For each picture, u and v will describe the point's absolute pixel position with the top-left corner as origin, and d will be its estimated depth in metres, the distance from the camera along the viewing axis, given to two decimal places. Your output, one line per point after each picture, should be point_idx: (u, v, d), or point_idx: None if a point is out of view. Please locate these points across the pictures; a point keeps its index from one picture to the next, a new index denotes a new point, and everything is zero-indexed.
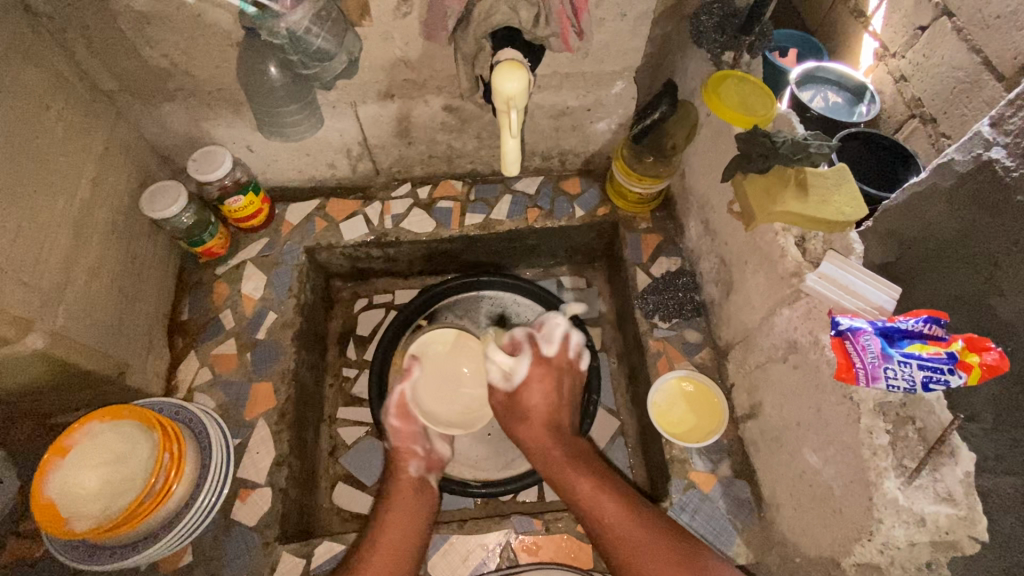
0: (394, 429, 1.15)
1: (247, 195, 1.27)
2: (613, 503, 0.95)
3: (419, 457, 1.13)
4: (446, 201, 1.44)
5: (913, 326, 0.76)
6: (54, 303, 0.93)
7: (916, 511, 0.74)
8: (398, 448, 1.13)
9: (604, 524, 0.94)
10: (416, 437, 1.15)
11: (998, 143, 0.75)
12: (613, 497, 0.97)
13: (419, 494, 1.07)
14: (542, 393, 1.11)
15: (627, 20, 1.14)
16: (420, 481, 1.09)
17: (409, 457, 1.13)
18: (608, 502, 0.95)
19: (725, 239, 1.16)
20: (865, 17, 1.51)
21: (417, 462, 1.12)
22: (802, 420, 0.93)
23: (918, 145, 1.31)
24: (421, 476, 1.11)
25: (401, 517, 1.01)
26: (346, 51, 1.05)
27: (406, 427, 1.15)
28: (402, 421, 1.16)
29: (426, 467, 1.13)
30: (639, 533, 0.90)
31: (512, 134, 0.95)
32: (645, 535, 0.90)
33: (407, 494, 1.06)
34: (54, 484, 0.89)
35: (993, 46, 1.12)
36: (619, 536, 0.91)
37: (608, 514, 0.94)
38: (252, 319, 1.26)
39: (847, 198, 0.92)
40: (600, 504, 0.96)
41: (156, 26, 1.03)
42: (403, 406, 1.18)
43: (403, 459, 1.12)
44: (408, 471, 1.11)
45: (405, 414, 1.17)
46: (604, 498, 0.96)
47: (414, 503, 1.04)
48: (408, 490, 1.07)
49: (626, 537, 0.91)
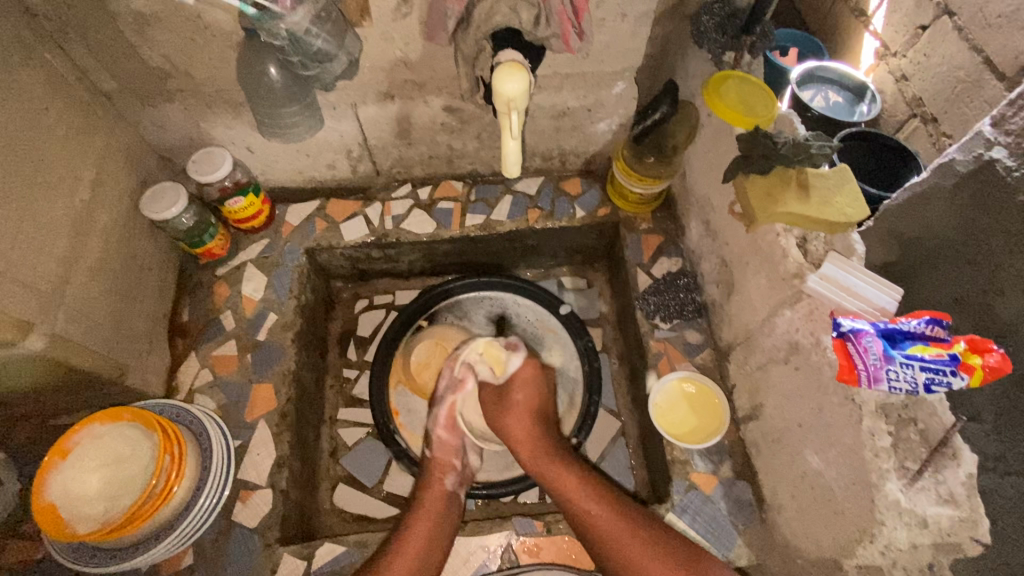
0: (439, 439, 1.21)
1: (248, 196, 1.27)
2: (604, 505, 1.02)
3: (455, 471, 1.18)
4: (447, 202, 1.44)
5: (916, 327, 0.76)
6: (53, 305, 0.93)
7: (918, 513, 0.74)
8: (437, 458, 1.18)
9: (594, 525, 1.00)
10: (456, 450, 1.20)
11: (999, 143, 0.75)
12: (600, 497, 1.03)
13: (448, 503, 1.11)
14: (534, 392, 1.19)
15: (628, 20, 1.13)
16: (451, 492, 1.14)
17: (444, 470, 1.17)
18: (595, 503, 1.02)
19: (726, 239, 1.16)
20: (865, 16, 1.51)
21: (452, 476, 1.17)
22: (803, 421, 0.93)
23: (919, 145, 1.31)
24: (453, 489, 1.15)
25: (428, 521, 1.05)
26: (346, 52, 1.04)
27: (450, 439, 1.21)
28: (448, 433, 1.21)
29: (460, 481, 1.18)
30: (627, 531, 0.97)
31: (512, 135, 0.95)
32: (635, 534, 0.96)
33: (437, 503, 1.10)
34: (54, 487, 0.89)
35: (994, 46, 1.12)
36: (610, 535, 0.98)
37: (597, 514, 1.01)
38: (252, 321, 1.26)
39: (849, 199, 0.92)
40: (586, 504, 1.03)
41: (156, 27, 1.02)
42: (450, 416, 1.23)
43: (441, 470, 1.17)
44: (442, 483, 1.15)
45: (452, 426, 1.22)
46: (590, 499, 1.04)
47: (441, 510, 1.09)
48: (439, 500, 1.11)
49: (617, 537, 0.97)
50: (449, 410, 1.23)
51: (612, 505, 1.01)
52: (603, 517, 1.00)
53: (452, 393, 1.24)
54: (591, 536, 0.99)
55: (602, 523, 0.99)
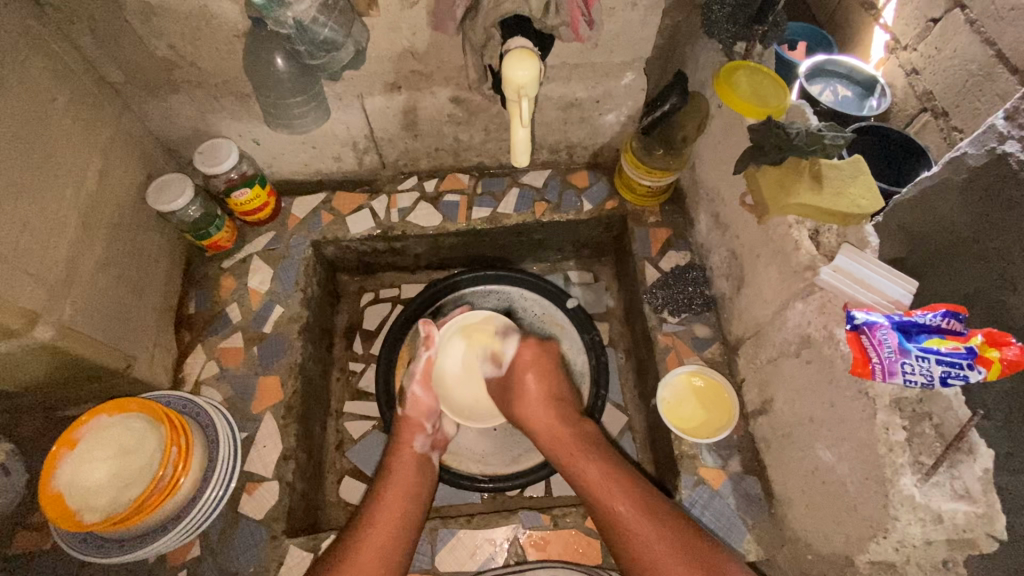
0: (415, 396, 1.16)
1: (253, 187, 1.26)
2: (633, 502, 0.95)
3: (426, 433, 1.13)
4: (453, 194, 1.43)
5: (931, 320, 0.74)
6: (61, 296, 0.93)
7: (933, 508, 0.73)
8: (408, 418, 1.14)
9: (619, 526, 0.93)
10: (431, 413, 1.15)
11: (1013, 136, 0.74)
12: (625, 491, 0.96)
13: (418, 469, 1.07)
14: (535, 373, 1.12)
15: (638, 10, 1.12)
16: (422, 456, 1.10)
17: (414, 431, 1.13)
18: (620, 499, 0.95)
19: (736, 232, 1.15)
20: (876, 9, 1.48)
21: (423, 438, 1.13)
22: (814, 416, 0.92)
23: (929, 139, 1.29)
24: (424, 451, 1.12)
25: (398, 496, 1.01)
26: (354, 42, 1.04)
27: (426, 398, 1.16)
28: (424, 390, 1.16)
29: (431, 444, 1.14)
30: (653, 532, 0.90)
31: (522, 123, 0.93)
32: (660, 534, 0.90)
33: (409, 468, 1.07)
34: (62, 477, 0.89)
35: (1006, 38, 1.10)
36: (636, 536, 0.91)
37: (621, 510, 0.94)
38: (259, 313, 1.25)
39: (862, 189, 0.91)
40: (611, 501, 0.96)
41: (162, 16, 1.02)
42: (427, 373, 1.18)
43: (410, 432, 1.13)
44: (412, 446, 1.11)
45: (429, 383, 1.17)
46: (613, 494, 0.96)
47: (411, 479, 1.05)
48: (409, 464, 1.08)
49: (640, 537, 0.91)
50: (427, 365, 1.18)
51: (637, 501, 0.95)
52: (625, 514, 0.94)
53: (425, 349, 1.18)
54: (618, 535, 0.93)
55: (624, 521, 0.93)
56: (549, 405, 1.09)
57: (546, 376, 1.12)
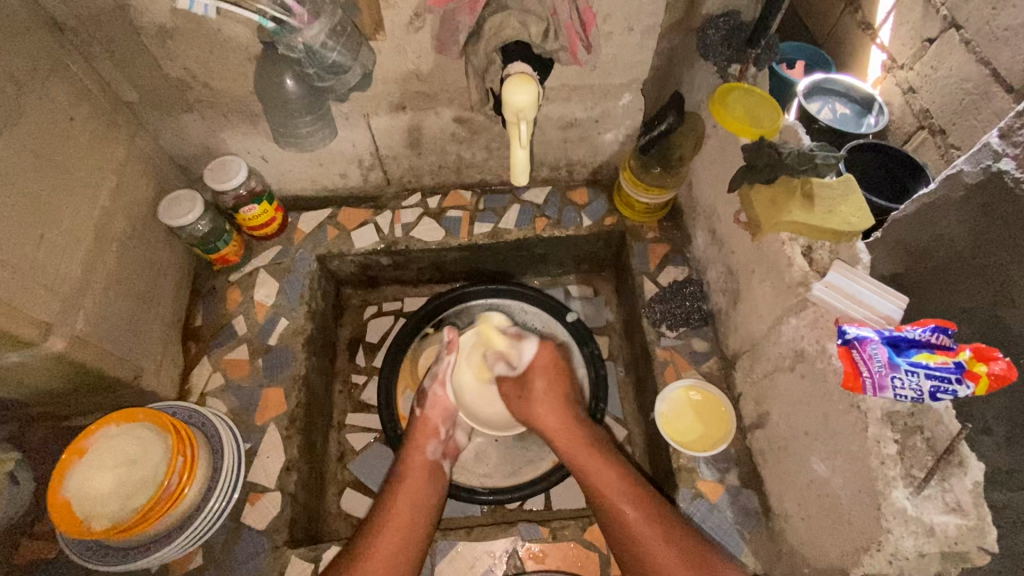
0: (436, 397, 1.21)
1: (262, 204, 1.29)
2: (638, 504, 0.97)
3: (438, 440, 1.17)
4: (456, 210, 1.46)
5: (920, 335, 0.76)
6: (74, 309, 0.95)
7: (925, 521, 0.74)
8: (423, 425, 1.17)
9: (624, 528, 0.96)
10: (447, 419, 1.20)
11: (1008, 155, 0.76)
12: (632, 493, 0.99)
13: (429, 477, 1.10)
14: (546, 375, 1.19)
15: (635, 33, 1.16)
16: (433, 464, 1.13)
17: (428, 436, 1.16)
18: (627, 501, 0.98)
19: (732, 248, 1.17)
20: (872, 30, 1.52)
21: (434, 445, 1.16)
22: (809, 429, 0.93)
23: (927, 156, 1.31)
24: (435, 459, 1.15)
25: (407, 502, 1.04)
26: (361, 65, 1.07)
27: (444, 399, 1.21)
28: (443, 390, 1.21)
29: (443, 452, 1.17)
30: (658, 536, 0.93)
31: (521, 145, 0.97)
32: (664, 539, 0.92)
33: (419, 473, 1.10)
34: (71, 485, 0.91)
35: (1001, 59, 1.13)
36: (640, 538, 0.94)
37: (626, 513, 0.97)
38: (263, 326, 1.28)
39: (854, 208, 0.93)
40: (618, 503, 0.98)
41: (178, 40, 1.06)
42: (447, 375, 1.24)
43: (422, 439, 1.15)
44: (423, 452, 1.14)
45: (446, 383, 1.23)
46: (621, 497, 0.99)
47: (424, 485, 1.08)
48: (420, 470, 1.10)
49: (645, 540, 0.93)
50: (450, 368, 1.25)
51: (643, 505, 0.97)
52: (632, 516, 0.96)
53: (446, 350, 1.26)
54: (622, 537, 0.96)
55: (630, 523, 0.96)
56: (564, 408, 1.15)
57: (558, 382, 1.19)
